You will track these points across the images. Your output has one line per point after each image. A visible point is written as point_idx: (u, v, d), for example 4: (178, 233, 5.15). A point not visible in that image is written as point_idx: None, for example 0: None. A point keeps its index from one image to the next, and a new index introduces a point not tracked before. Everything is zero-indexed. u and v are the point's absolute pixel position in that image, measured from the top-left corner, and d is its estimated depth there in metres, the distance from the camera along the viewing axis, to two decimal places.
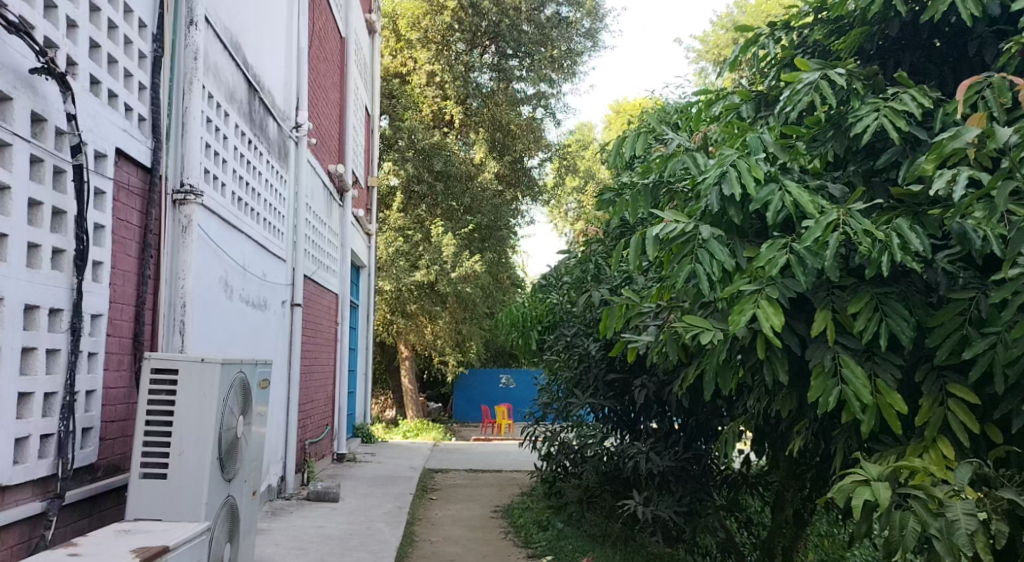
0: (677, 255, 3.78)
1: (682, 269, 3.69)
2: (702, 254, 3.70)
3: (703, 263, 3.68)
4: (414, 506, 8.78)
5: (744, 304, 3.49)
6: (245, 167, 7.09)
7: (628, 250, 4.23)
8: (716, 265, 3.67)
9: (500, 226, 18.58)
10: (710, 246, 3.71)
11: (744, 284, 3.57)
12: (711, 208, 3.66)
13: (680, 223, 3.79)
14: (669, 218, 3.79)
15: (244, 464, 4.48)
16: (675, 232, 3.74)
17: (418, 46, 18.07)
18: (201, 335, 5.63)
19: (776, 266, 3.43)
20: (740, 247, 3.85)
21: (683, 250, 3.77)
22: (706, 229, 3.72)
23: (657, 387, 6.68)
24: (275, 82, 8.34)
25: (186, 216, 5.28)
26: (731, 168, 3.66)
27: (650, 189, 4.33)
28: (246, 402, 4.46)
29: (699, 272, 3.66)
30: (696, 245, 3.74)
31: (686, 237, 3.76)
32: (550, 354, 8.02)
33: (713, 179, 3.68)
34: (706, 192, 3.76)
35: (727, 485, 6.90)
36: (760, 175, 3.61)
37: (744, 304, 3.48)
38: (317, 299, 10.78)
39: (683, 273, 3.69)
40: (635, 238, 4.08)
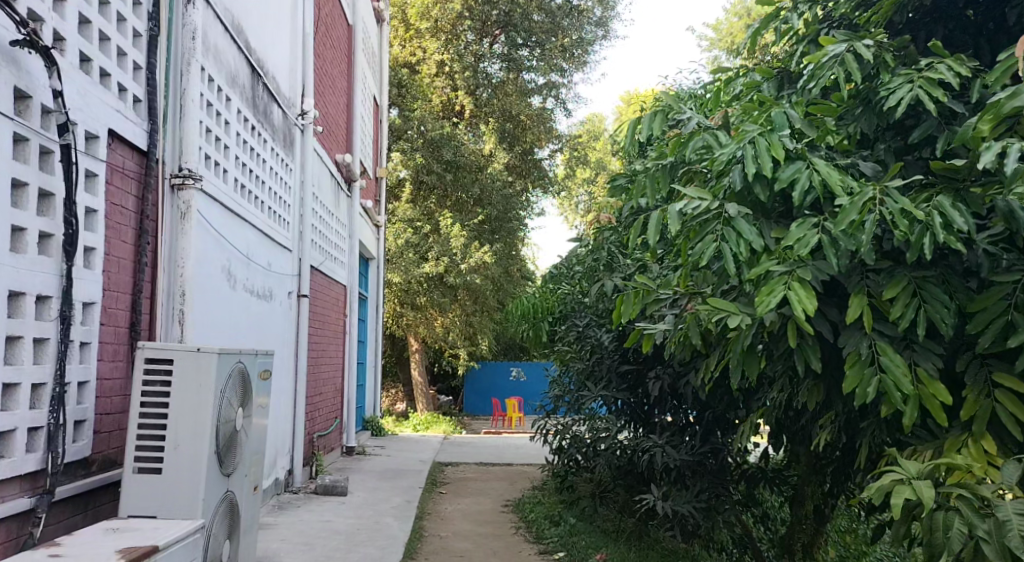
0: (701, 233, 3.59)
1: (706, 248, 3.50)
2: (728, 232, 3.50)
3: (729, 243, 3.48)
4: (424, 501, 8.60)
5: (774, 285, 3.30)
6: (248, 153, 6.92)
7: (647, 232, 4.03)
8: (742, 244, 3.47)
9: (511, 217, 18.37)
10: (736, 224, 3.51)
11: (774, 264, 3.37)
12: (736, 184, 3.47)
13: (704, 200, 3.61)
14: (691, 194, 3.61)
15: (244, 459, 4.29)
16: (699, 209, 3.56)
17: (427, 35, 17.86)
18: (202, 325, 5.46)
19: (807, 245, 3.23)
20: (766, 227, 3.64)
21: (707, 228, 3.58)
22: (733, 206, 3.53)
23: (672, 379, 6.47)
24: (279, 68, 8.16)
25: (184, 202, 5.10)
26: (753, 143, 3.44)
27: (667, 170, 4.15)
28: (245, 394, 4.27)
29: (725, 253, 3.46)
30: (718, 226, 3.53)
31: (709, 214, 3.58)
32: (561, 345, 7.80)
33: (735, 155, 3.47)
34: (728, 168, 3.55)
35: (744, 479, 6.72)
36: (782, 153, 3.38)
37: (774, 285, 3.29)
38: (324, 290, 10.62)
39: (707, 252, 3.49)
40: (655, 217, 3.89)
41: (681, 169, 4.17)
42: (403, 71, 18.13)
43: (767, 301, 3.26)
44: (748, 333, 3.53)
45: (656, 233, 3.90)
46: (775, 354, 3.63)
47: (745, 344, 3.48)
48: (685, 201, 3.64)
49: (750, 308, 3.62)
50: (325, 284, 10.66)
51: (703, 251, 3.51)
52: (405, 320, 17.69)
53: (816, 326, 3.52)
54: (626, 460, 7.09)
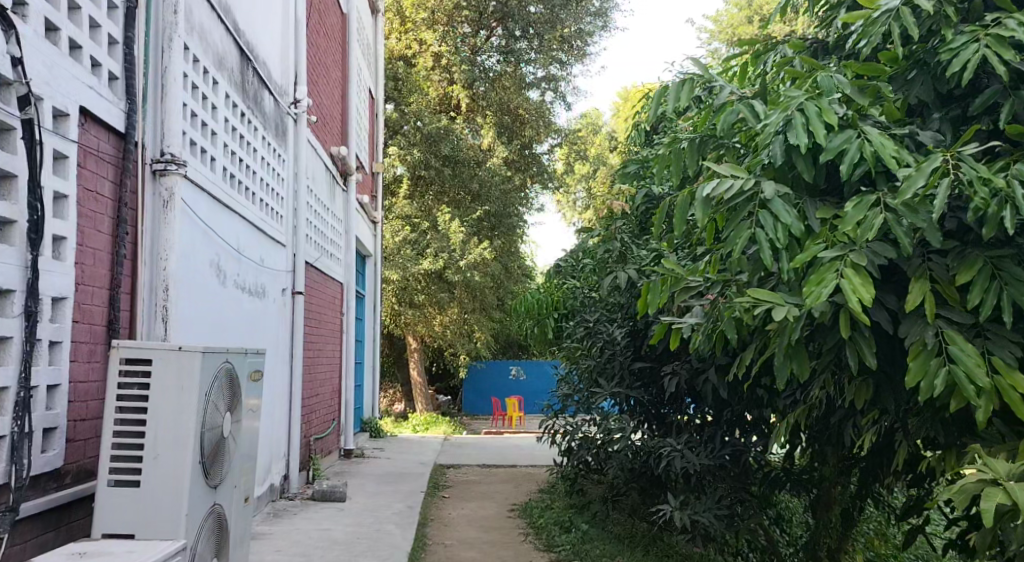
0: (734, 219, 3.21)
1: (739, 236, 3.12)
2: (765, 217, 3.11)
3: (766, 230, 3.09)
4: (426, 506, 8.23)
5: (824, 272, 2.92)
6: (236, 141, 6.55)
7: (675, 215, 3.63)
8: (780, 230, 3.07)
9: (510, 213, 18.01)
10: (774, 206, 3.11)
11: (822, 250, 2.98)
12: (772, 162, 3.07)
13: (738, 180, 3.21)
14: (721, 173, 3.22)
15: (233, 467, 3.90)
16: (732, 191, 3.17)
17: (423, 27, 17.46)
18: (187, 323, 5.07)
19: (866, 226, 2.86)
20: (811, 207, 3.24)
21: (741, 212, 3.19)
22: (771, 186, 3.13)
23: (690, 376, 6.08)
24: (270, 54, 7.77)
25: (167, 189, 4.72)
26: (796, 114, 3.03)
27: (695, 146, 3.79)
28: (235, 397, 3.88)
29: (760, 240, 3.07)
30: (756, 206, 3.16)
31: (744, 197, 3.20)
32: (569, 342, 7.42)
33: (774, 128, 3.07)
34: (768, 142, 3.15)
35: (767, 483, 6.33)
36: (832, 121, 2.96)
37: (825, 273, 2.91)
38: (321, 287, 10.23)
39: (740, 241, 3.11)
40: (684, 198, 3.52)
41: (711, 143, 3.80)
42: (399, 64, 17.69)
43: (814, 293, 2.87)
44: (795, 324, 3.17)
45: (685, 217, 3.52)
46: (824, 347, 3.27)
47: (790, 339, 3.11)
48: (716, 181, 3.25)
49: (798, 296, 3.23)
50: (322, 281, 10.28)
51: (736, 238, 3.14)
52: (404, 319, 17.30)
53: (873, 315, 3.20)
54: (640, 462, 6.67)
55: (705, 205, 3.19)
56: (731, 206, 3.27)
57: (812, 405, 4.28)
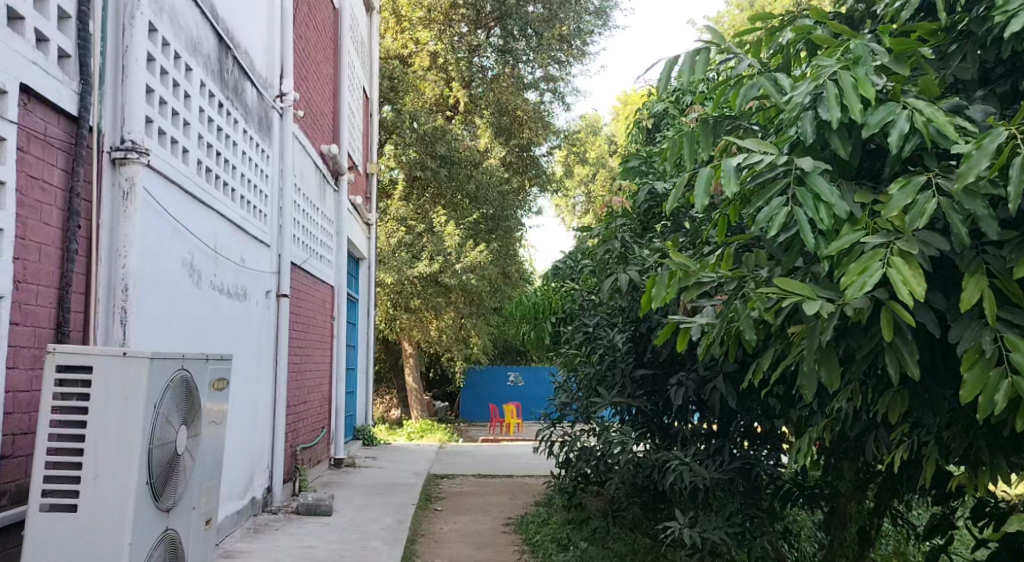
0: (764, 198, 2.92)
1: (774, 214, 2.83)
2: (803, 194, 2.82)
3: (805, 208, 2.79)
4: (417, 519, 7.84)
5: (867, 261, 2.62)
6: (213, 132, 6.16)
7: (693, 196, 3.27)
8: (823, 209, 2.78)
9: (508, 215, 17.64)
10: (814, 183, 2.82)
11: (865, 238, 2.71)
12: (807, 133, 2.77)
13: (769, 154, 2.94)
14: (753, 146, 2.96)
15: (190, 485, 3.50)
16: (766, 164, 2.90)
17: (419, 26, 17.12)
18: (150, 326, 4.66)
19: (925, 215, 2.60)
20: (849, 190, 2.94)
21: (774, 187, 2.91)
22: (810, 161, 2.85)
23: (697, 385, 5.69)
24: (253, 43, 7.37)
25: (127, 179, 4.32)
26: (828, 82, 2.70)
27: (709, 127, 3.46)
28: (192, 407, 3.47)
29: (800, 219, 2.77)
30: (794, 180, 2.89)
31: (777, 173, 2.94)
32: (568, 348, 7.03)
33: (803, 99, 2.77)
34: (794, 116, 2.83)
35: (780, 499, 5.88)
36: (871, 93, 2.63)
37: (870, 261, 2.61)
38: (309, 290, 9.83)
39: (777, 219, 2.81)
40: (706, 175, 3.19)
41: (728, 124, 3.48)
42: (394, 63, 17.31)
43: (858, 283, 2.57)
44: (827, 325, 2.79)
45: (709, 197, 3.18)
46: (860, 354, 2.88)
47: (823, 338, 2.73)
48: (744, 154, 2.99)
49: (832, 291, 2.86)
50: (311, 284, 9.90)
51: (769, 216, 2.85)
52: (399, 323, 16.90)
53: (919, 317, 2.85)
54: (644, 477, 6.25)
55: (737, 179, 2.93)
56: (763, 181, 3.01)
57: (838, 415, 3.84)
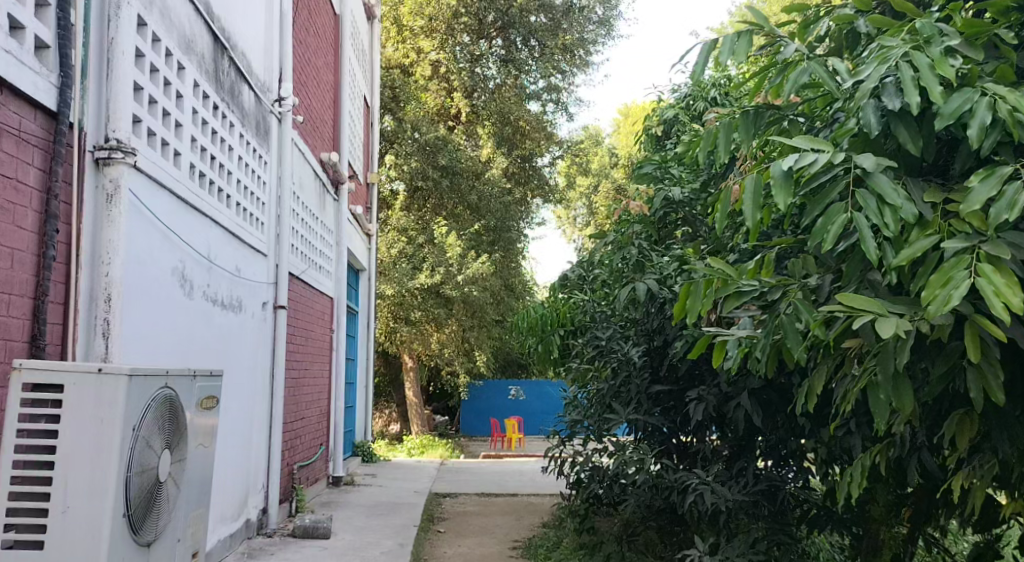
0: (821, 205, 2.75)
1: (834, 222, 2.67)
2: (865, 196, 2.64)
3: (868, 213, 2.62)
4: (420, 542, 7.51)
5: (951, 270, 2.45)
6: (207, 135, 5.84)
7: (738, 200, 3.03)
8: (888, 213, 2.60)
9: (510, 227, 17.33)
10: (875, 183, 2.65)
11: (945, 242, 2.54)
12: (873, 125, 2.66)
13: (822, 152, 2.75)
14: (805, 147, 2.75)
15: (174, 515, 3.17)
16: (819, 167, 2.67)
17: (421, 35, 16.80)
18: (134, 339, 4.32)
19: (1015, 212, 2.43)
20: (916, 188, 2.80)
21: (832, 189, 2.74)
22: (870, 159, 2.67)
23: (719, 401, 5.37)
24: (251, 44, 7.07)
25: (111, 180, 4.00)
26: (901, 66, 2.59)
27: (750, 118, 3.26)
28: (177, 428, 3.14)
29: (863, 226, 2.60)
30: (851, 180, 2.72)
31: (833, 175, 2.76)
32: (579, 362, 6.65)
33: (870, 85, 2.64)
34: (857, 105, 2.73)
35: (808, 523, 5.54)
36: (949, 74, 2.52)
37: (953, 272, 2.44)
38: (308, 302, 9.51)
39: (838, 227, 2.65)
40: (751, 179, 2.96)
41: (770, 114, 3.27)
42: (396, 72, 17.01)
43: (942, 297, 2.39)
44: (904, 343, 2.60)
45: (756, 204, 2.98)
46: (937, 373, 2.77)
47: (904, 361, 2.53)
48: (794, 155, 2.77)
49: (903, 305, 2.67)
50: (309, 296, 9.56)
51: (827, 227, 2.69)
52: (399, 336, 16.56)
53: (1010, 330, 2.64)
54: (660, 498, 5.91)
55: (788, 189, 2.71)
56: (816, 181, 2.84)
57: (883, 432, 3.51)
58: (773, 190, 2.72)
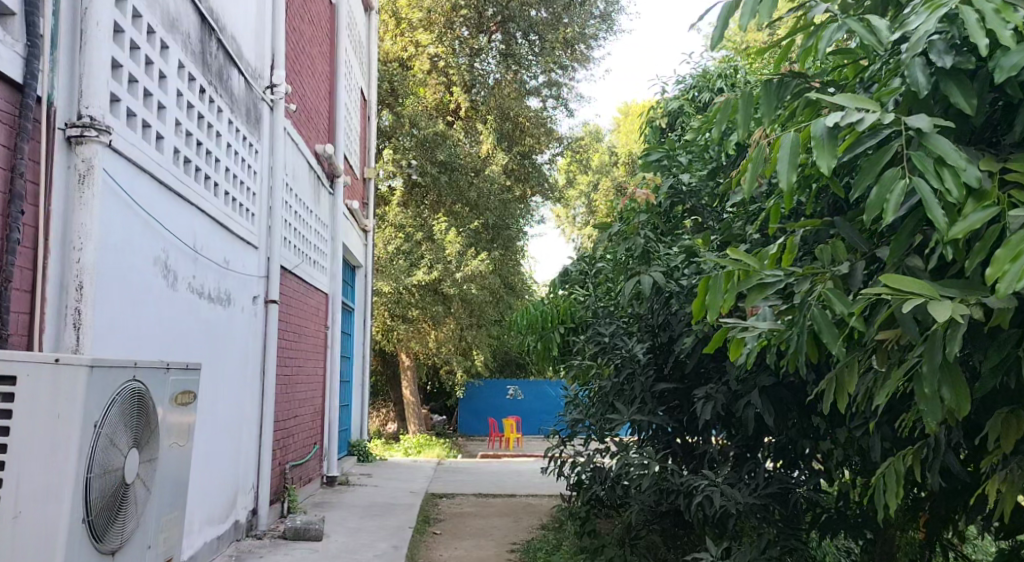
0: (872, 172, 2.63)
1: (893, 190, 2.53)
2: (922, 159, 2.53)
3: (928, 176, 2.49)
4: (415, 544, 7.26)
5: (1020, 244, 2.27)
6: (191, 118, 5.57)
7: (774, 167, 2.85)
8: (951, 178, 2.48)
9: (509, 224, 17.09)
10: (933, 144, 2.54)
11: (1010, 213, 2.41)
12: (921, 83, 2.62)
13: (870, 112, 2.65)
14: (851, 107, 2.67)
15: (145, 520, 2.93)
16: (868, 125, 2.61)
17: (419, 28, 16.55)
18: (106, 331, 4.06)
19: None
20: (971, 156, 2.67)
21: (885, 152, 2.62)
22: (925, 118, 2.59)
23: (728, 399, 5.12)
24: (241, 27, 6.81)
25: (83, 160, 3.74)
26: (962, 11, 2.50)
27: (774, 90, 3.15)
28: (147, 423, 2.90)
29: (922, 190, 2.47)
30: (903, 141, 2.62)
31: (880, 139, 2.68)
32: (579, 360, 6.38)
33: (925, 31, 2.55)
34: (908, 64, 2.67)
35: (819, 528, 5.24)
36: (1016, 20, 2.46)
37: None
38: (302, 297, 9.26)
39: (895, 192, 2.52)
40: (790, 139, 2.83)
41: (795, 84, 3.17)
42: (394, 66, 16.75)
43: (1014, 273, 2.20)
44: (951, 330, 2.49)
45: (792, 167, 2.80)
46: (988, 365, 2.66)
47: (954, 349, 2.43)
48: (838, 115, 2.69)
49: (955, 288, 2.53)
50: (303, 292, 9.31)
51: (883, 195, 2.56)
52: (396, 335, 16.28)
53: None
54: (665, 502, 5.64)
55: (833, 148, 2.64)
56: (864, 142, 2.73)
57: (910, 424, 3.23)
58: (818, 149, 2.65)
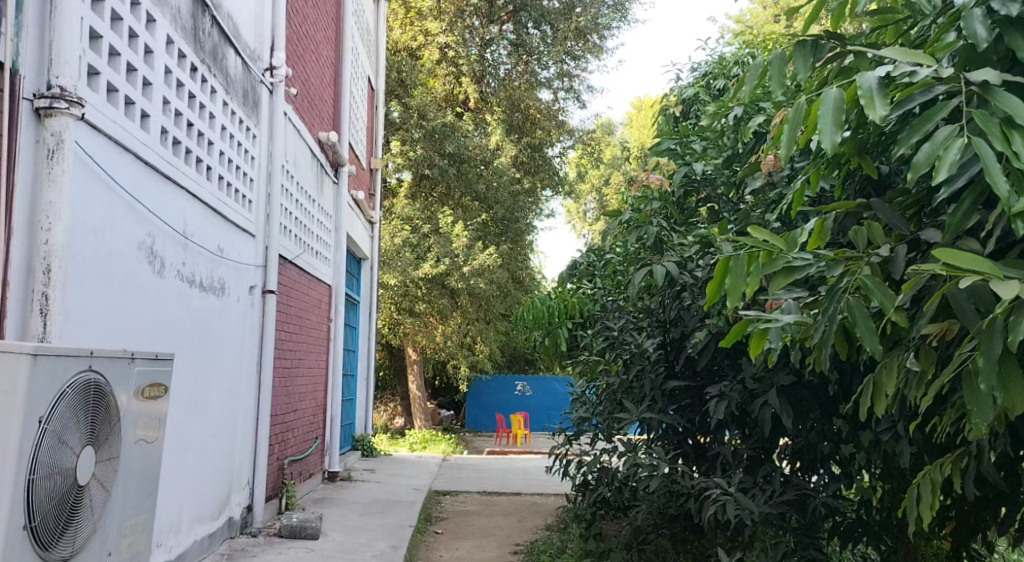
0: (923, 130, 2.50)
1: (950, 146, 2.39)
2: (987, 120, 2.35)
3: (993, 138, 2.31)
4: (416, 544, 6.99)
5: None
6: (180, 96, 5.29)
7: (813, 124, 2.59)
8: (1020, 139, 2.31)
9: (518, 217, 16.81)
10: (1000, 101, 2.37)
11: None
12: (981, 35, 2.52)
13: (926, 69, 2.49)
14: (901, 60, 2.57)
15: (101, 525, 2.66)
16: (922, 78, 2.51)
17: (429, 17, 16.23)
18: (77, 317, 3.78)
19: None
20: None
21: (942, 109, 2.47)
22: (990, 73, 2.44)
23: (744, 398, 4.82)
24: (237, 4, 6.54)
25: (54, 135, 3.49)
26: None
27: (808, 50, 2.84)
28: (106, 417, 2.63)
29: (987, 153, 2.29)
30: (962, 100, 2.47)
31: (934, 95, 2.55)
32: (587, 355, 6.11)
33: None
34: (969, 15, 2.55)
35: (838, 537, 4.93)
36: None
37: None
38: (304, 288, 9.00)
39: (956, 152, 2.36)
40: (833, 95, 2.57)
41: (832, 46, 2.85)
42: (402, 56, 16.33)
43: None
44: (1012, 316, 2.23)
45: (836, 125, 2.53)
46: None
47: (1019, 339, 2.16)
48: (890, 69, 2.52)
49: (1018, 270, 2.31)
50: (305, 282, 9.05)
51: (936, 152, 2.41)
52: (403, 329, 15.99)
53: None
54: (676, 506, 5.33)
55: (885, 100, 2.45)
56: (919, 101, 2.59)
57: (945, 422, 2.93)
58: (868, 102, 2.45)
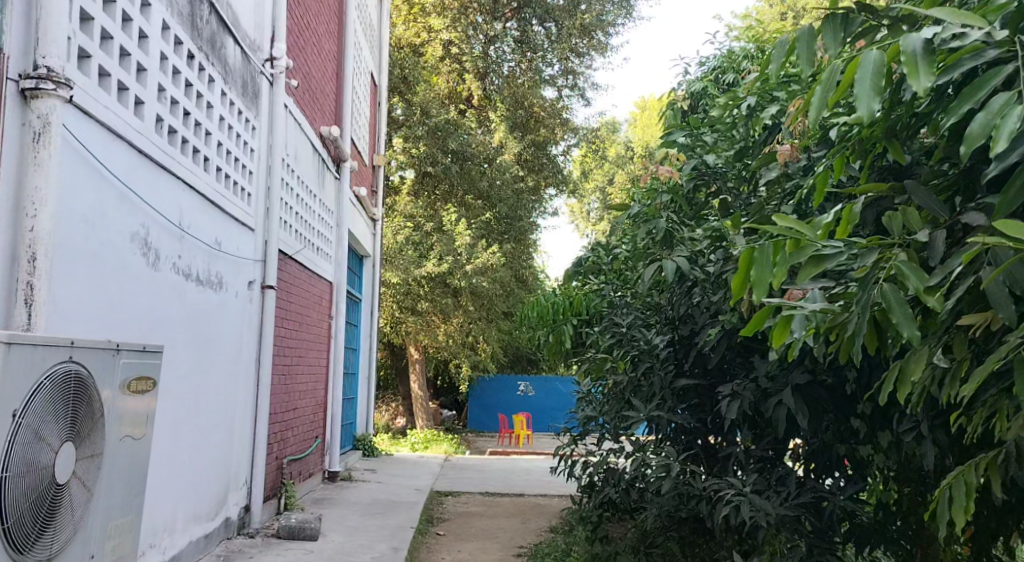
0: (975, 98, 2.40)
1: (1008, 115, 2.29)
2: None
3: None
4: (417, 546, 6.83)
5: None
6: (176, 84, 5.13)
7: (852, 93, 2.46)
8: None
9: (522, 216, 16.66)
10: None
11: None
12: None
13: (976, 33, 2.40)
14: (948, 23, 2.46)
15: (82, 525, 2.51)
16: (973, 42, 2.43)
17: (433, 13, 16.08)
18: (64, 309, 3.63)
19: None
20: None
21: (994, 75, 2.37)
22: None
23: (757, 396, 4.65)
24: None
25: (40, 117, 3.34)
26: None
27: (837, 22, 2.70)
28: (88, 410, 2.49)
29: None
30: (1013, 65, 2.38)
31: (985, 60, 2.47)
32: (594, 353, 5.97)
33: None
34: None
35: (854, 541, 4.76)
36: None
37: None
38: (304, 284, 8.84)
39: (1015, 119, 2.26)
40: (873, 59, 2.44)
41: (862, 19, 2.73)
42: (405, 52, 16.17)
43: None
44: None
45: (873, 93, 2.40)
46: None
47: None
48: (937, 33, 2.42)
49: None
50: (305, 279, 8.90)
51: (992, 122, 2.33)
52: (405, 328, 15.83)
53: None
54: (685, 509, 5.16)
55: (930, 68, 2.35)
56: (966, 68, 2.50)
57: (975, 422, 2.79)
58: (912, 71, 2.35)
